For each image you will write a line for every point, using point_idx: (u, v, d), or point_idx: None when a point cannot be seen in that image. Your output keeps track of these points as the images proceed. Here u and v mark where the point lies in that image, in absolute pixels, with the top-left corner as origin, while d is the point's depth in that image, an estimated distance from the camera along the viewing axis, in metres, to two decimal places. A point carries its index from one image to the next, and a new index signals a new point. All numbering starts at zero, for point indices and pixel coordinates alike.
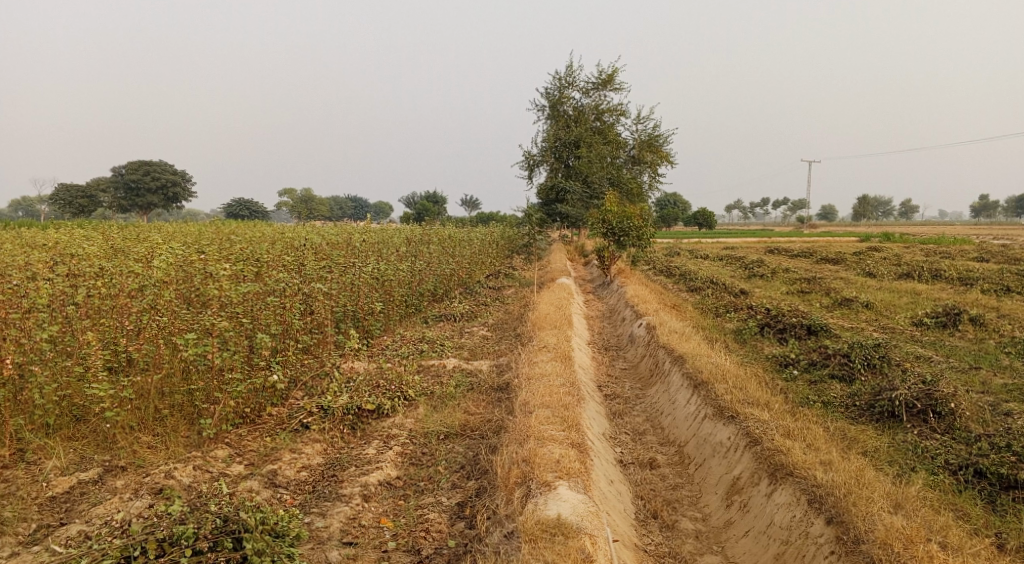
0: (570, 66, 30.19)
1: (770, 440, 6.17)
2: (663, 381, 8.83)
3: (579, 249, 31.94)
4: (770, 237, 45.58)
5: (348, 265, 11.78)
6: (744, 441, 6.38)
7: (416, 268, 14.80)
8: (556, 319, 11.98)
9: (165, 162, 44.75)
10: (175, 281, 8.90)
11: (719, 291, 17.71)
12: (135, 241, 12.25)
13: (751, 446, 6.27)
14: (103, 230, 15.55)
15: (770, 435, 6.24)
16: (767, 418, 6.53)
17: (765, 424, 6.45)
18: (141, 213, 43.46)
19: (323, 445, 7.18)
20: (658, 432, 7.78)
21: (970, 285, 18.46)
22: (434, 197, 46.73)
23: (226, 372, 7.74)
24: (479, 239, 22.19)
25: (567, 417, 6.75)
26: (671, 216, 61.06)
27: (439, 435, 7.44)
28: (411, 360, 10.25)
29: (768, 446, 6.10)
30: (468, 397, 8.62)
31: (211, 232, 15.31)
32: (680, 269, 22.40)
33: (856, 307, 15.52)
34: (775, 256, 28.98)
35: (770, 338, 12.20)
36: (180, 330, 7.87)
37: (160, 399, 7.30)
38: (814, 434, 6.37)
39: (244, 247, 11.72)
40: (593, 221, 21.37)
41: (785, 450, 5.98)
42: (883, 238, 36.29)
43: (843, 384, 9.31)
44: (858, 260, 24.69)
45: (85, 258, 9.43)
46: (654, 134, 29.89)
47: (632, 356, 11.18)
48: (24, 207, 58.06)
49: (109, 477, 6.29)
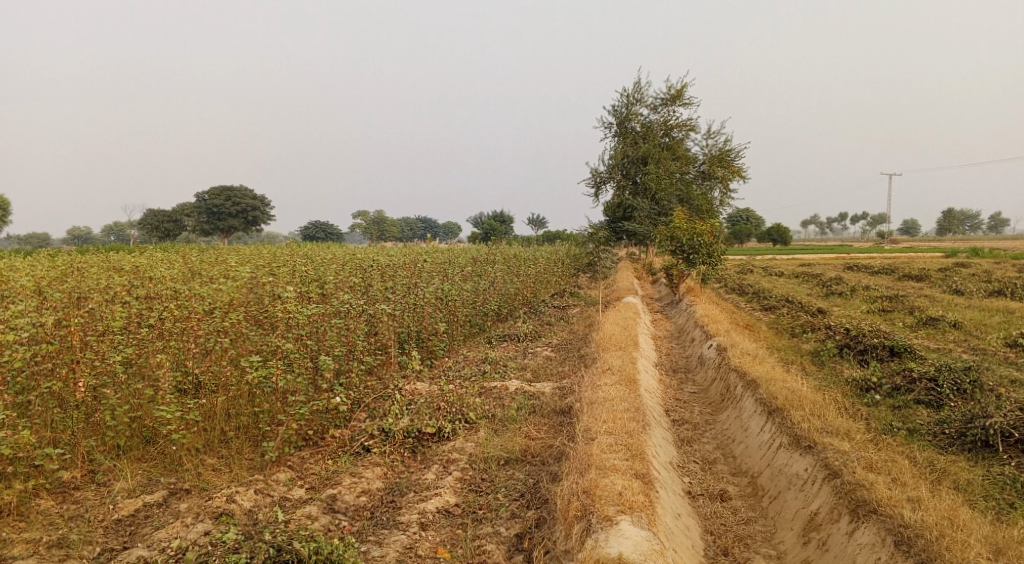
0: (638, 82, 29.90)
1: (851, 473, 5.68)
2: (734, 406, 8.37)
3: (646, 267, 31.29)
4: (848, 253, 43.44)
5: (412, 286, 11.90)
6: (822, 474, 5.91)
7: (480, 288, 14.79)
8: (621, 339, 11.66)
9: (245, 187, 46.99)
10: (244, 304, 9.19)
11: (795, 310, 16.86)
12: (212, 264, 12.78)
13: (831, 479, 5.79)
14: (186, 253, 16.33)
15: (851, 467, 5.76)
16: (848, 449, 6.03)
17: (846, 455, 5.95)
18: (223, 236, 45.69)
19: (383, 468, 7.16)
20: (730, 461, 7.34)
21: None
22: (499, 216, 47.03)
23: (291, 394, 7.88)
24: (544, 257, 22.06)
25: (631, 445, 6.45)
26: (741, 231, 59.19)
27: (499, 460, 7.29)
28: (473, 381, 10.16)
29: (848, 480, 5.63)
30: (529, 420, 8.45)
31: (283, 254, 15.83)
32: (752, 287, 21.57)
33: (944, 326, 14.44)
34: (853, 273, 27.54)
35: (850, 359, 11.45)
36: (243, 353, 8.33)
37: (226, 420, 7.66)
38: (901, 466, 5.83)
39: (312, 269, 12.00)
40: (661, 239, 20.88)
41: (867, 484, 5.48)
42: (970, 254, 34.08)
43: (930, 411, 8.58)
44: (944, 277, 23.10)
45: (165, 281, 9.88)
46: (724, 148, 29.08)
47: (701, 379, 10.71)
48: (118, 231, 62.12)
49: (174, 500, 6.56)
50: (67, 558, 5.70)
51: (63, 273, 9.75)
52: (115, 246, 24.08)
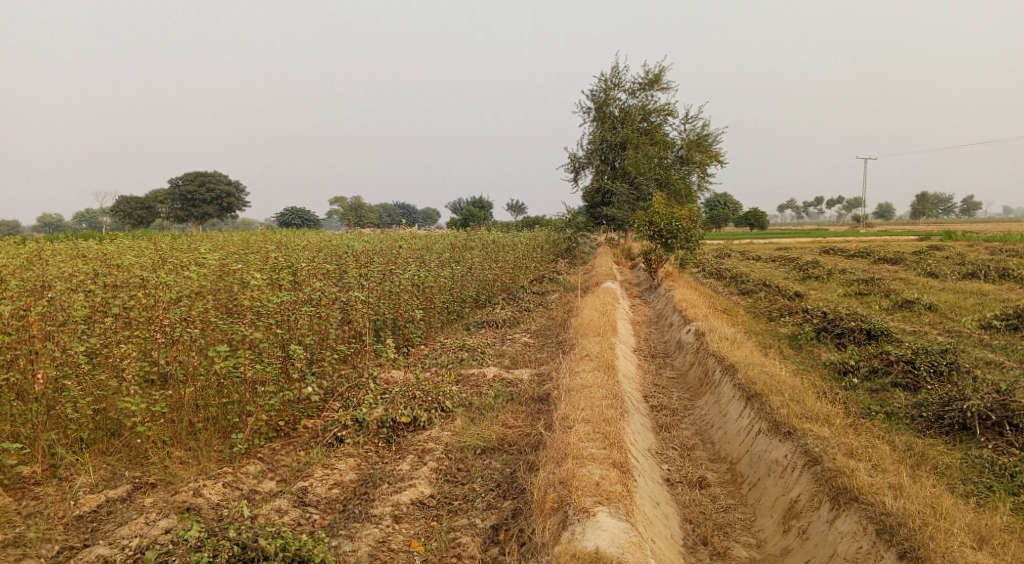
0: (617, 66, 29.70)
1: (831, 459, 5.63)
2: (713, 391, 8.31)
3: (626, 252, 31.26)
4: (823, 238, 43.82)
5: (388, 272, 11.67)
6: (802, 460, 5.85)
7: (458, 273, 14.59)
8: (600, 325, 11.56)
9: (219, 173, 46.10)
10: (213, 292, 8.92)
11: (773, 294, 16.90)
12: (182, 251, 12.43)
13: (811, 466, 5.74)
14: (156, 240, 15.91)
15: (831, 453, 5.70)
16: (828, 435, 5.98)
17: (826, 441, 5.90)
18: (197, 223, 44.84)
19: (356, 460, 6.99)
20: (709, 447, 7.28)
21: None
22: (479, 202, 46.71)
23: (260, 385, 7.65)
24: (523, 243, 21.91)
25: (609, 433, 6.34)
26: (719, 216, 59.51)
27: (476, 449, 7.15)
28: (450, 369, 9.99)
29: (828, 467, 5.57)
30: (507, 408, 8.32)
31: (256, 240, 15.50)
32: (730, 271, 21.64)
33: (919, 309, 14.57)
34: (830, 257, 27.79)
35: (827, 343, 11.48)
36: (210, 343, 8.12)
37: (194, 411, 7.40)
38: (881, 452, 5.80)
39: (284, 255, 11.70)
40: (639, 224, 20.82)
41: (848, 471, 5.43)
42: (943, 237, 34.62)
43: (907, 393, 8.62)
44: (918, 260, 23.39)
45: (131, 268, 9.56)
46: (702, 133, 29.02)
47: (680, 364, 10.66)
48: (89, 218, 60.74)
49: (138, 495, 6.33)
50: (23, 557, 5.47)
51: (22, 260, 9.37)
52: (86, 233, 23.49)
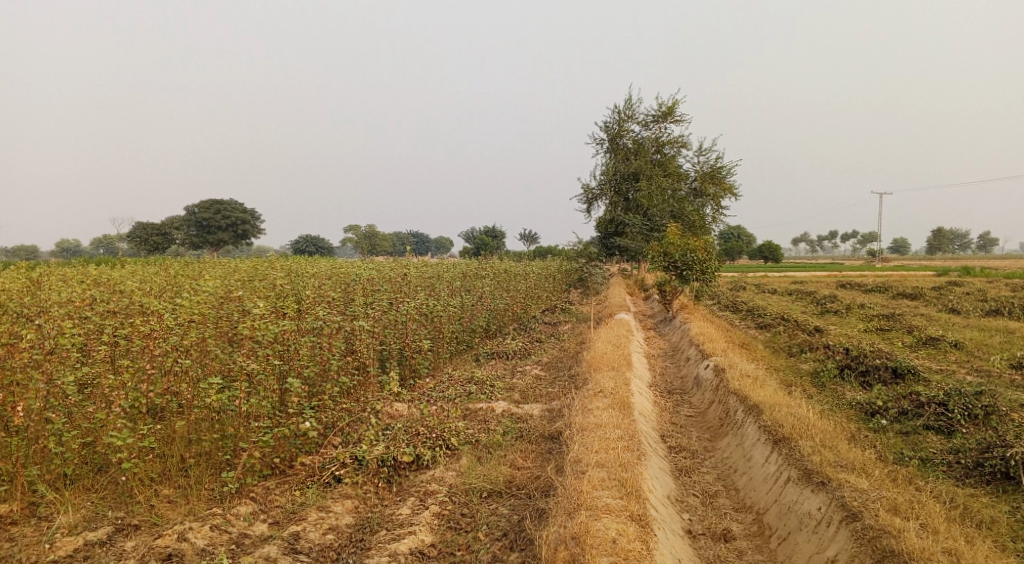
0: (630, 98, 29.65)
1: (874, 516, 5.15)
2: (736, 433, 7.82)
3: (639, 283, 30.82)
4: (840, 271, 43.15)
5: (395, 302, 11.35)
6: (839, 516, 5.36)
7: (468, 303, 14.22)
8: (613, 359, 11.11)
9: (235, 200, 46.44)
10: (212, 320, 8.62)
11: (791, 329, 16.37)
12: (189, 277, 12.20)
13: (850, 522, 5.24)
14: (166, 266, 15.76)
15: (873, 510, 5.21)
16: (868, 487, 5.49)
17: (865, 494, 5.41)
18: (212, 250, 45.03)
19: (354, 502, 6.57)
20: (733, 495, 6.76)
21: None
22: (492, 232, 46.58)
23: (255, 419, 7.28)
24: (535, 273, 21.56)
25: (625, 480, 5.89)
26: (733, 249, 59.05)
27: (481, 492, 6.71)
28: (457, 403, 9.56)
29: (870, 525, 5.09)
30: (515, 446, 7.89)
31: (265, 267, 15.30)
32: (746, 304, 21.16)
33: (944, 346, 13.98)
34: (846, 291, 27.18)
35: (851, 381, 10.94)
36: (205, 375, 7.84)
37: (187, 447, 7.04)
38: (928, 509, 5.30)
39: (290, 283, 11.42)
40: (653, 255, 20.40)
41: (894, 532, 4.94)
42: (962, 272, 33.88)
43: (940, 437, 8.09)
44: (939, 295, 22.78)
45: (132, 294, 9.31)
46: (716, 165, 28.73)
47: (698, 402, 10.16)
48: (106, 244, 61.13)
49: (119, 537, 5.95)
50: None
51: (22, 285, 9.15)
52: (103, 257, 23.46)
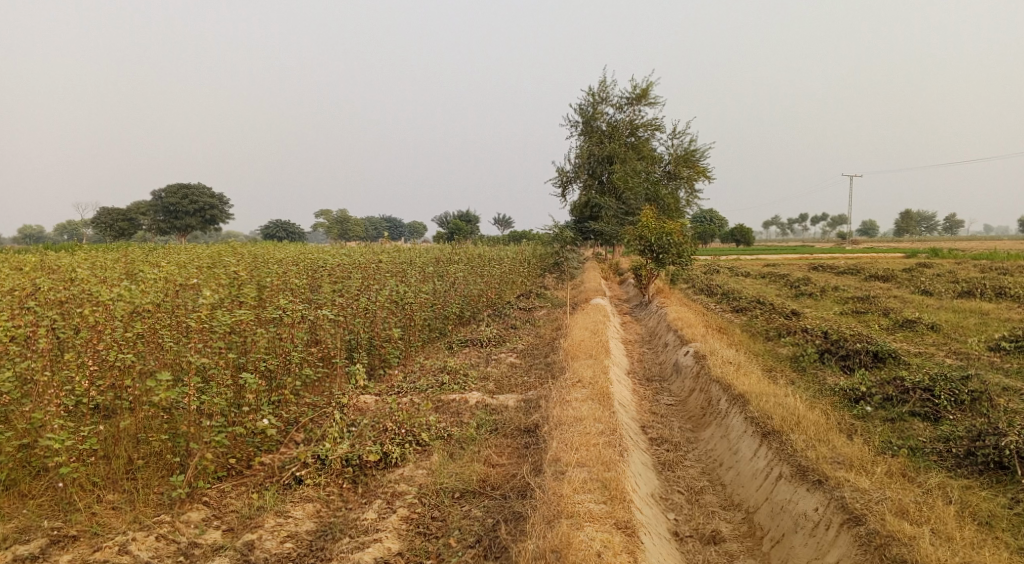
0: (604, 80, 29.16)
1: (878, 522, 4.86)
2: (719, 424, 7.50)
3: (614, 268, 30.54)
4: (811, 254, 43.47)
5: (362, 290, 10.80)
6: (839, 519, 5.06)
7: (440, 288, 13.69)
8: (591, 346, 10.72)
9: (203, 185, 45.03)
10: (164, 311, 8.03)
11: (768, 313, 16.15)
12: (145, 263, 11.49)
13: (852, 527, 4.95)
14: (124, 252, 14.92)
15: (877, 515, 4.92)
16: (869, 488, 5.20)
17: (867, 495, 5.12)
18: (180, 235, 43.65)
19: (316, 505, 6.18)
20: (720, 491, 6.43)
21: None
22: (466, 216, 45.91)
23: (207, 416, 6.73)
24: (510, 257, 21.07)
25: (609, 481, 5.51)
26: (706, 232, 59.25)
27: (454, 493, 6.33)
28: (429, 395, 9.08)
29: (875, 531, 4.80)
30: (490, 440, 7.47)
31: (228, 253, 14.56)
32: (722, 287, 20.98)
33: (921, 329, 13.84)
34: (820, 274, 27.19)
35: (832, 366, 10.69)
36: (148, 369, 7.30)
37: (134, 447, 6.50)
38: (931, 511, 5.02)
39: (252, 270, 10.80)
40: (629, 238, 20.06)
41: (904, 542, 4.64)
42: (930, 254, 34.19)
43: (927, 424, 7.82)
44: (910, 277, 22.85)
45: (81, 281, 8.64)
46: (690, 148, 28.43)
47: (678, 390, 9.84)
48: (69, 230, 58.86)
49: (53, 552, 5.43)
50: None
51: None
52: (65, 244, 22.27)
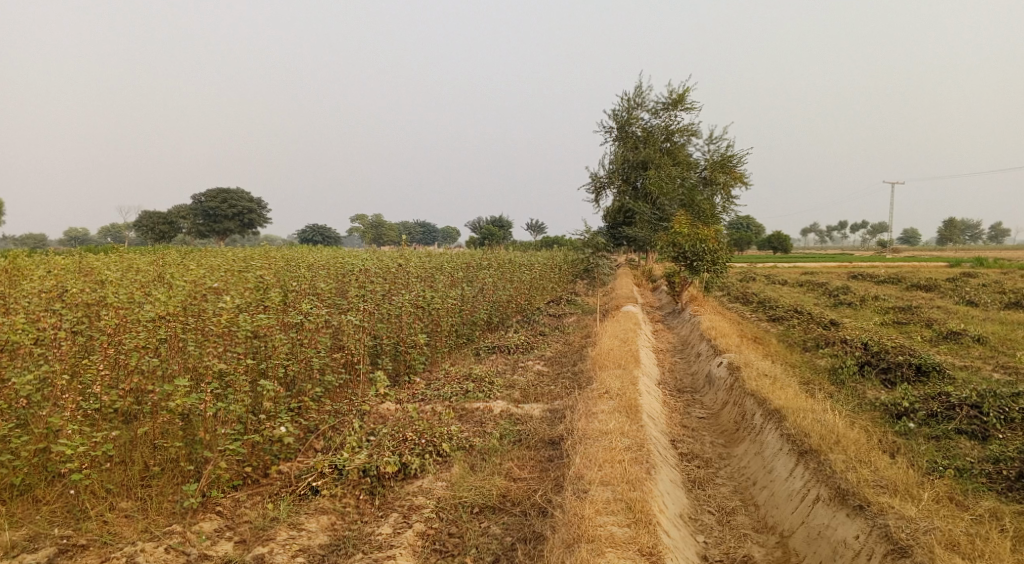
0: (639, 85, 28.79)
1: (926, 556, 4.49)
2: (753, 440, 7.14)
3: (647, 275, 30.02)
4: (852, 262, 42.22)
5: (388, 294, 10.68)
6: (884, 550, 4.71)
7: (468, 294, 13.52)
8: (620, 355, 10.40)
9: (242, 189, 45.83)
10: (187, 315, 8.01)
11: (805, 322, 15.58)
12: (177, 266, 11.57)
13: (898, 559, 4.60)
14: (161, 255, 15.12)
15: (926, 549, 4.55)
16: (916, 516, 4.83)
17: (914, 524, 4.76)
18: (219, 239, 44.46)
19: (330, 518, 6.05)
20: (753, 512, 6.09)
21: None
22: (498, 221, 45.82)
23: (224, 422, 6.64)
24: (540, 263, 20.83)
25: (633, 502, 5.24)
26: (742, 238, 58.16)
27: (472, 508, 6.16)
28: (452, 403, 8.88)
29: None
30: (512, 452, 7.25)
31: (260, 256, 14.64)
32: (757, 296, 20.38)
33: (968, 341, 13.13)
34: (859, 282, 26.27)
35: (871, 379, 10.14)
36: (168, 373, 7.28)
37: (151, 453, 6.46)
38: (984, 545, 4.63)
39: (279, 274, 10.78)
40: (662, 244, 19.60)
41: None
42: (976, 263, 32.82)
43: (974, 443, 7.30)
44: (955, 287, 21.89)
45: (110, 283, 8.69)
46: (726, 153, 27.82)
47: (711, 402, 9.47)
48: (115, 233, 60.59)
49: (63, 560, 5.39)
50: None
51: None
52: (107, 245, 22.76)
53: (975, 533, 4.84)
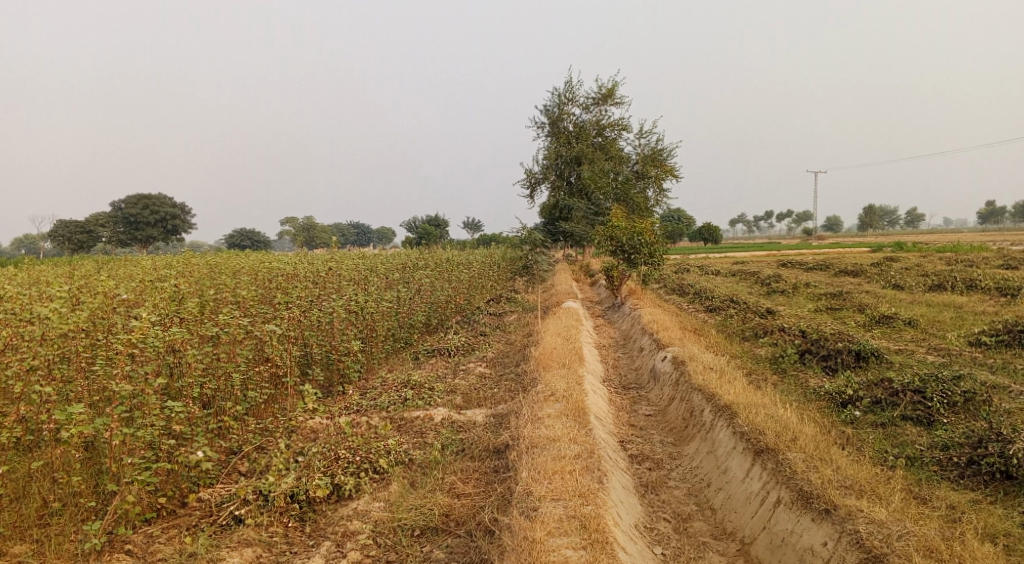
0: (570, 81, 28.69)
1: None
2: (703, 438, 6.94)
3: (585, 270, 29.96)
4: (781, 250, 43.58)
5: (317, 301, 9.98)
6: (854, 558, 4.58)
7: (404, 296, 12.93)
8: (564, 354, 10.08)
9: (165, 194, 43.34)
10: (89, 333, 7.17)
11: (742, 311, 15.75)
12: (80, 277, 10.48)
13: None
14: (66, 266, 13.77)
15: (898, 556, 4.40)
16: (885, 520, 4.68)
17: (885, 529, 4.63)
18: (142, 247, 41.79)
19: (255, 550, 5.43)
20: (710, 516, 5.88)
21: (1011, 294, 16.45)
22: (435, 221, 45.15)
23: (132, 450, 5.90)
24: (478, 261, 20.35)
25: (588, 520, 4.89)
26: (675, 231, 59.42)
27: (413, 530, 5.69)
28: (390, 414, 8.31)
29: None
30: (455, 464, 6.79)
31: (178, 263, 13.57)
32: (694, 286, 20.57)
33: (898, 325, 13.49)
34: (789, 270, 26.96)
35: (813, 367, 10.18)
36: (68, 398, 6.45)
37: (46, 489, 5.66)
38: (951, 547, 4.52)
39: (196, 283, 9.94)
40: (599, 239, 19.49)
41: None
42: (895, 248, 34.41)
43: (920, 429, 7.32)
44: (879, 272, 22.73)
45: (1, 301, 7.74)
46: (657, 148, 28.03)
47: (656, 398, 9.27)
48: (26, 243, 56.51)
49: None
50: None
51: None
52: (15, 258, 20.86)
53: (941, 535, 4.73)
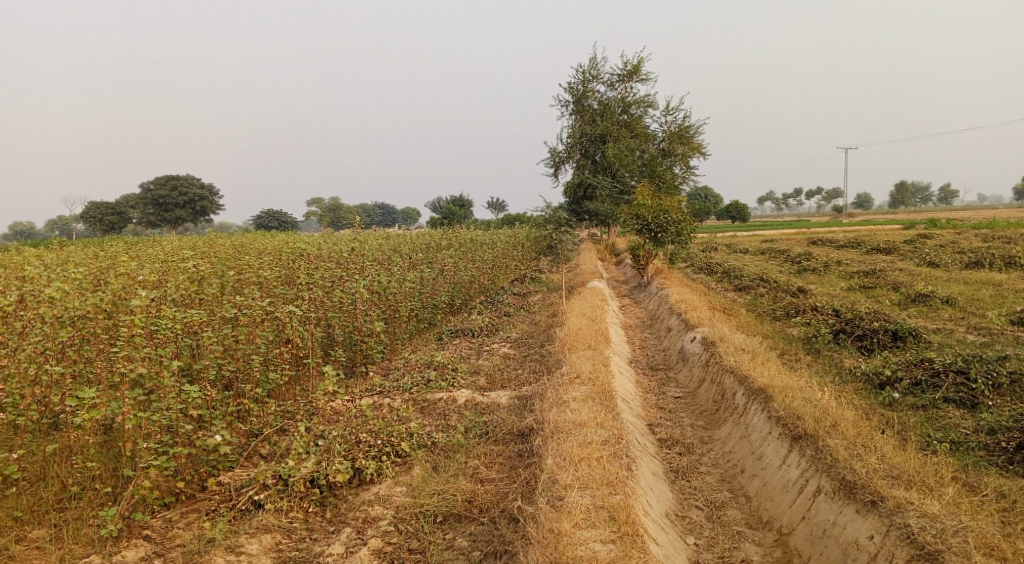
0: (594, 57, 28.04)
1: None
2: (737, 422, 6.67)
3: (610, 249, 29.52)
4: (811, 228, 42.54)
5: (339, 282, 9.85)
6: (902, 555, 4.33)
7: (427, 276, 12.75)
8: (590, 335, 9.83)
9: (193, 176, 43.75)
10: (110, 314, 7.12)
11: (772, 290, 15.31)
12: (106, 257, 10.50)
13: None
14: (94, 248, 13.87)
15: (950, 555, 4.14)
16: (934, 516, 4.40)
17: (934, 525, 4.36)
18: (171, 228, 42.34)
19: (274, 536, 5.34)
20: (744, 504, 5.65)
21: None
22: (460, 201, 44.96)
23: (150, 434, 5.83)
24: (502, 240, 20.09)
25: (616, 511, 4.70)
26: (702, 209, 58.43)
27: (434, 517, 5.56)
28: (412, 395, 8.18)
29: None
30: (478, 448, 6.63)
31: (203, 244, 13.56)
32: (722, 265, 20.09)
33: (936, 304, 12.97)
34: (820, 248, 26.23)
35: (848, 347, 9.80)
36: (88, 380, 6.40)
37: (66, 473, 5.63)
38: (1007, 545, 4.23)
39: (219, 263, 9.86)
40: (625, 217, 19.07)
41: None
42: (930, 224, 33.29)
43: (964, 413, 6.96)
44: (914, 248, 21.99)
45: (25, 282, 7.73)
46: (683, 124, 27.33)
47: (686, 379, 8.99)
48: (62, 226, 57.78)
49: None
50: None
51: None
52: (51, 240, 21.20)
53: (997, 532, 4.44)
